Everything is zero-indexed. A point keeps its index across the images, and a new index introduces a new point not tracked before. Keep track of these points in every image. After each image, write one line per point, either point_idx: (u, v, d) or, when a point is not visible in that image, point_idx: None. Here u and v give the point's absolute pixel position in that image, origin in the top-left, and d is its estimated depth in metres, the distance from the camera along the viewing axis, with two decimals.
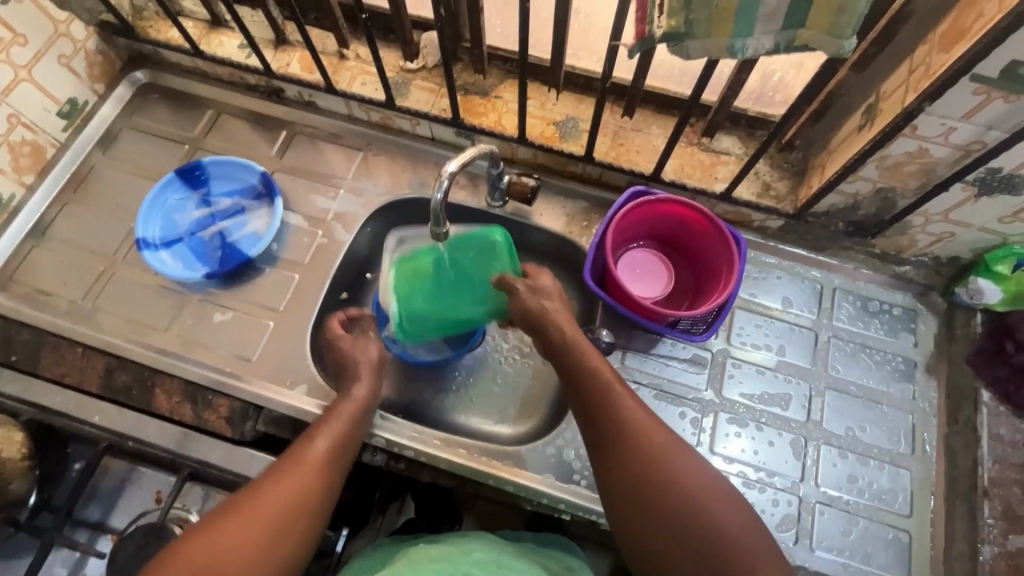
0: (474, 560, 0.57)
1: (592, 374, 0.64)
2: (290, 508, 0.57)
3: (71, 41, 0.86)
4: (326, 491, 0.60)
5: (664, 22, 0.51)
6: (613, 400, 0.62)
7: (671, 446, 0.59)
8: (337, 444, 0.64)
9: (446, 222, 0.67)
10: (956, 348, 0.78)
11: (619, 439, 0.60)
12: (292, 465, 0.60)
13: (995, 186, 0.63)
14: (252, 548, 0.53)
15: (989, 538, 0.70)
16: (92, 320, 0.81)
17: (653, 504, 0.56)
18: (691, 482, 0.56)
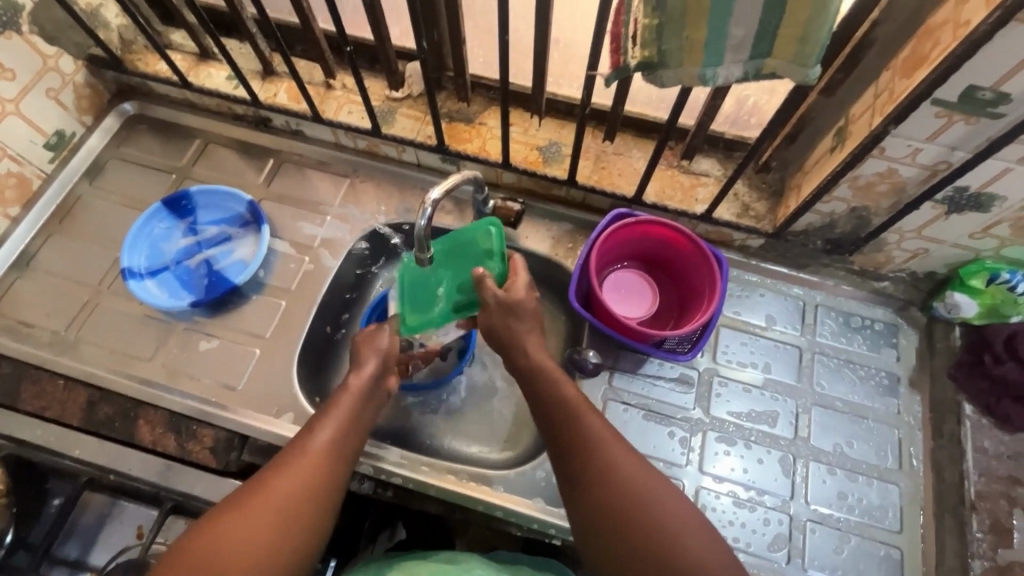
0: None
1: (561, 400, 0.64)
2: (291, 521, 0.54)
3: (60, 74, 0.87)
4: (331, 483, 0.58)
5: (637, 52, 0.53)
6: (579, 422, 0.62)
7: (636, 467, 0.59)
8: (337, 448, 0.61)
9: (429, 249, 0.68)
10: (938, 362, 0.79)
11: (580, 461, 0.60)
12: (291, 469, 0.57)
13: (964, 204, 0.65)
14: (256, 547, 0.52)
15: (979, 552, 0.69)
16: (74, 351, 0.80)
17: (619, 525, 0.56)
18: (656, 500, 0.57)
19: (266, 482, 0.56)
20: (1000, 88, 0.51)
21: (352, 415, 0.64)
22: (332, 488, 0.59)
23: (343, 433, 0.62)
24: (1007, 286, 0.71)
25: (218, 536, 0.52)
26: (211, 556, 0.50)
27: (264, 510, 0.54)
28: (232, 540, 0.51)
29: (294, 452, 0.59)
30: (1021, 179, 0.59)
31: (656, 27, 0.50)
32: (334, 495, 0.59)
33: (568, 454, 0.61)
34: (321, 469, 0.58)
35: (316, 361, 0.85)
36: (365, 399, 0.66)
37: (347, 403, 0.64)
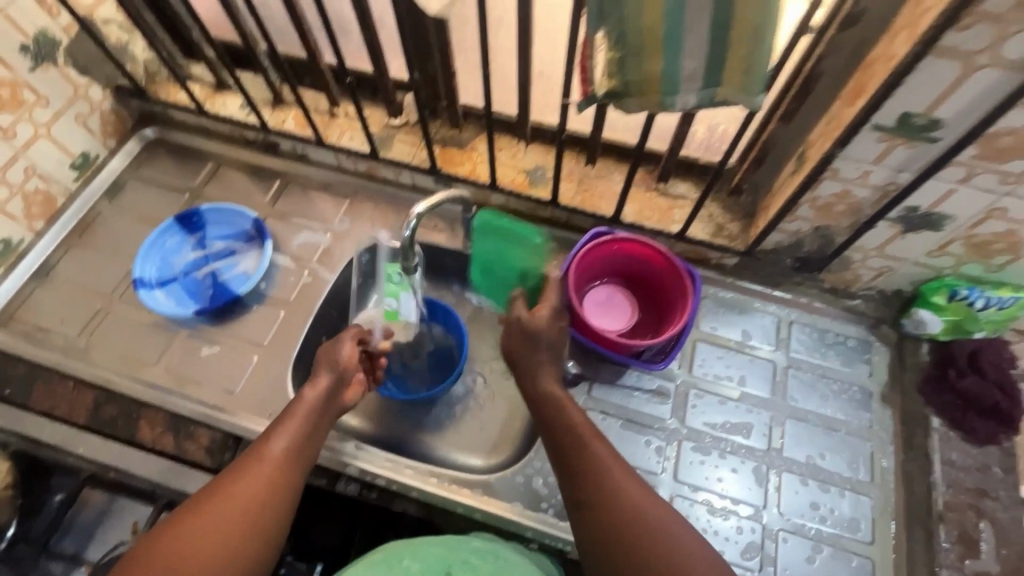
0: (472, 547, 0.65)
1: (569, 426, 0.68)
2: (243, 527, 0.59)
3: (89, 102, 0.95)
4: (283, 490, 0.63)
5: (604, 82, 0.59)
6: (589, 450, 0.66)
7: (637, 489, 0.63)
8: (292, 456, 0.66)
9: (414, 255, 0.73)
10: (908, 376, 0.81)
11: (592, 487, 0.63)
12: (247, 477, 0.62)
13: (917, 223, 0.69)
14: (214, 552, 0.57)
15: (947, 563, 0.69)
16: (84, 355, 0.86)
17: (631, 550, 0.59)
18: (665, 527, 0.60)
19: (223, 489, 0.61)
20: (931, 114, 0.56)
21: (308, 424, 0.69)
22: (285, 495, 0.63)
23: (297, 443, 0.67)
24: (967, 302, 0.75)
25: (177, 541, 0.57)
26: (175, 556, 0.56)
27: (219, 517, 0.59)
28: (189, 545, 0.57)
29: (251, 460, 0.64)
30: (965, 199, 0.63)
31: (618, 60, 0.57)
32: (287, 501, 0.64)
33: (574, 476, 0.65)
34: (275, 477, 0.63)
35: (310, 369, 0.89)
36: (319, 408, 0.70)
37: (302, 413, 0.69)
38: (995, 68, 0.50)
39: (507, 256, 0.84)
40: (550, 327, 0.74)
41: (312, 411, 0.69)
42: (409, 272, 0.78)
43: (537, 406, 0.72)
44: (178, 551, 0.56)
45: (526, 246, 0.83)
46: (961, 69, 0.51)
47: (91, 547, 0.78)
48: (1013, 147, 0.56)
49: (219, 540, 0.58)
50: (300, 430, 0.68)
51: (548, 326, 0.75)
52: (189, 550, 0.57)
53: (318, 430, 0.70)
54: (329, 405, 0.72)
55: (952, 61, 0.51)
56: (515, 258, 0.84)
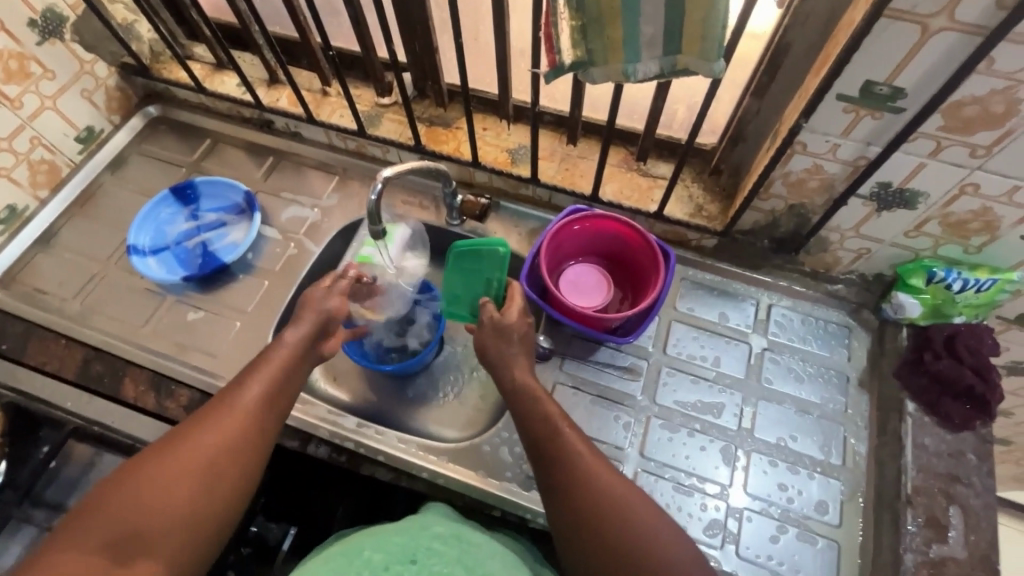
0: (433, 535, 0.61)
1: (545, 418, 0.67)
2: (211, 483, 0.60)
3: (94, 78, 0.99)
4: (255, 440, 0.64)
5: (570, 52, 0.60)
6: (562, 440, 0.65)
7: (611, 479, 0.63)
8: (263, 412, 0.65)
9: (381, 221, 0.75)
10: (886, 361, 0.80)
11: (567, 479, 0.63)
12: (216, 429, 0.62)
13: (891, 201, 0.68)
14: (184, 496, 0.58)
15: (912, 546, 0.67)
16: (77, 316, 0.89)
17: (603, 540, 0.59)
18: (635, 517, 0.60)
19: (191, 441, 0.61)
20: (893, 82, 0.55)
21: (282, 380, 0.68)
22: (254, 452, 0.63)
23: (271, 400, 0.66)
24: (945, 284, 0.73)
25: (139, 491, 0.57)
26: (144, 498, 0.57)
27: (186, 470, 0.59)
28: (153, 494, 0.57)
29: (222, 412, 0.63)
30: (937, 174, 0.63)
31: (581, 28, 0.58)
32: (257, 448, 0.64)
33: (549, 468, 0.65)
34: (247, 426, 0.63)
35: None
36: (297, 358, 0.70)
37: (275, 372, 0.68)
38: (953, 31, 0.50)
39: (472, 265, 0.80)
40: (522, 323, 0.74)
41: (285, 366, 0.69)
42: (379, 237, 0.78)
43: (513, 397, 0.71)
44: (142, 501, 0.56)
45: (489, 256, 0.78)
46: (919, 34, 0.51)
47: (71, 497, 0.81)
48: (978, 118, 0.55)
49: (184, 492, 0.58)
50: (272, 386, 0.67)
51: (517, 317, 0.74)
52: (160, 494, 0.57)
53: (291, 386, 0.69)
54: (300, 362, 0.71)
55: (908, 25, 0.50)
56: (481, 267, 0.80)
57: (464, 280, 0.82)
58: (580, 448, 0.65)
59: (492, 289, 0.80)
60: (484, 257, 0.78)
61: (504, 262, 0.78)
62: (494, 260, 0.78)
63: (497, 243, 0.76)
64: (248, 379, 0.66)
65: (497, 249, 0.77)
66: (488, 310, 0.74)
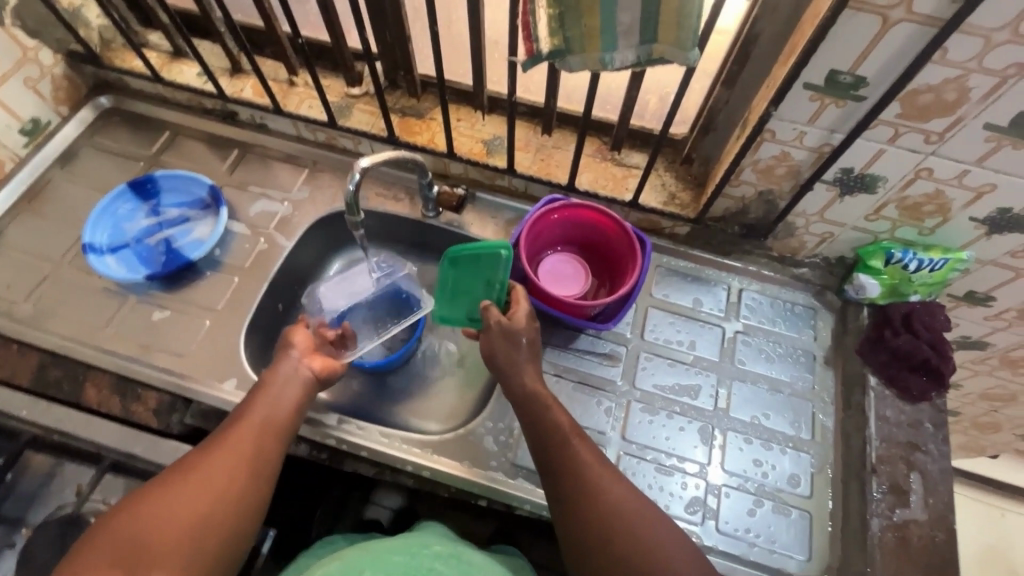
0: (434, 554, 0.63)
1: (551, 427, 0.69)
2: (216, 510, 0.59)
3: (39, 66, 0.94)
4: (263, 455, 0.65)
5: (548, 40, 0.61)
6: (572, 450, 0.67)
7: (616, 486, 0.65)
8: (264, 438, 0.66)
9: (361, 212, 0.74)
10: (849, 339, 0.84)
11: (573, 485, 0.65)
12: (219, 456, 0.62)
13: (853, 186, 0.72)
14: (195, 508, 0.58)
15: (877, 511, 0.70)
16: (29, 319, 0.84)
17: (607, 542, 0.61)
18: (640, 524, 0.62)
19: (194, 470, 0.61)
20: (856, 72, 0.58)
21: (282, 406, 0.70)
22: (263, 467, 0.64)
23: (272, 427, 0.67)
24: (902, 264, 0.77)
25: (141, 521, 0.56)
26: (155, 513, 0.57)
27: (189, 498, 0.58)
28: (161, 513, 0.57)
29: (225, 441, 0.64)
30: (895, 160, 0.66)
31: (558, 16, 0.58)
32: (266, 464, 0.65)
33: (558, 476, 0.67)
34: (254, 442, 0.65)
35: (264, 334, 0.89)
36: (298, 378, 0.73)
37: (274, 399, 0.69)
38: (911, 22, 0.52)
39: (470, 269, 0.79)
40: (528, 328, 0.76)
41: (283, 391, 0.71)
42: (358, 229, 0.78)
43: (522, 402, 0.72)
44: (154, 515, 0.56)
45: (490, 260, 0.77)
46: (880, 25, 0.53)
47: (31, 511, 0.73)
48: (932, 105, 0.59)
49: (189, 521, 0.57)
50: (272, 413, 0.68)
51: (523, 321, 0.76)
52: (168, 509, 0.57)
53: (290, 412, 0.70)
54: (297, 387, 0.72)
55: (869, 16, 0.53)
56: (482, 271, 0.79)
57: (461, 282, 0.82)
58: (588, 457, 0.67)
59: (494, 292, 0.80)
60: (485, 261, 0.77)
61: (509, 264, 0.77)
62: (496, 264, 0.77)
63: (501, 244, 0.75)
64: (252, 401, 0.69)
65: (500, 250, 0.75)
66: (494, 314, 0.76)
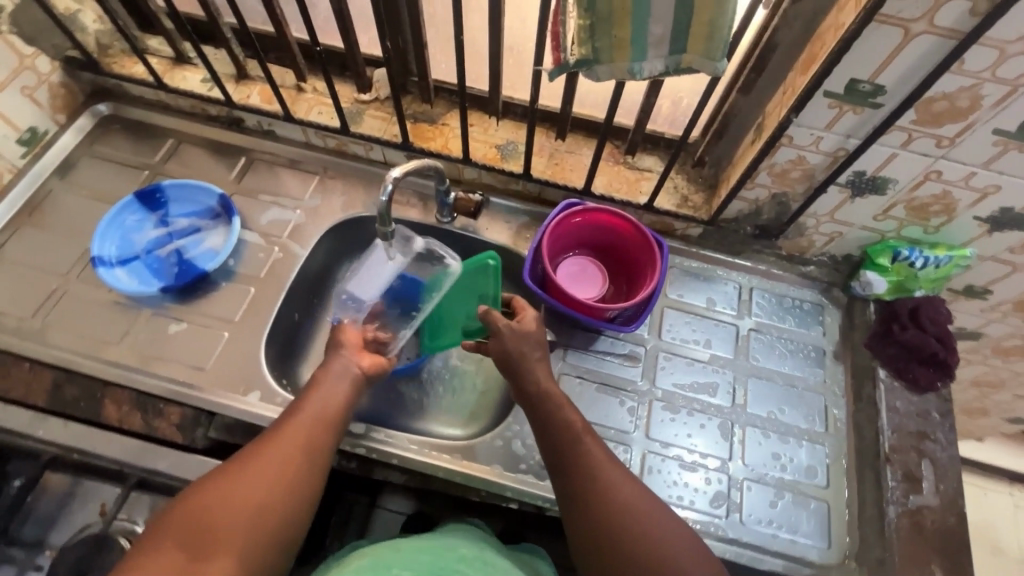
0: (460, 556, 0.64)
1: (562, 427, 0.70)
2: (271, 505, 0.60)
3: (36, 74, 0.91)
4: (315, 451, 0.65)
5: (576, 50, 0.62)
6: (583, 450, 0.68)
7: (626, 486, 0.66)
8: (317, 432, 0.66)
9: (391, 223, 0.73)
10: (857, 334, 0.87)
11: (582, 483, 0.66)
12: (273, 448, 0.63)
13: (864, 188, 0.74)
14: (252, 502, 0.59)
15: (893, 498, 0.74)
16: (41, 336, 0.82)
17: (615, 542, 0.63)
18: (649, 524, 0.63)
19: (248, 464, 0.62)
20: (876, 81, 0.60)
21: (334, 402, 0.70)
22: (316, 463, 0.65)
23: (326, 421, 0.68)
24: (908, 262, 0.81)
25: (202, 512, 0.57)
26: (214, 506, 0.58)
27: (246, 488, 0.60)
28: (219, 506, 0.58)
29: (279, 436, 0.65)
30: (906, 163, 0.69)
31: (588, 27, 0.59)
32: (318, 459, 0.65)
33: (568, 475, 0.68)
34: (307, 440, 0.65)
35: (282, 344, 0.88)
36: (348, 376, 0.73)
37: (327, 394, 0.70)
38: (932, 35, 0.55)
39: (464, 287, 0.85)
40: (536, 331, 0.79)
41: (334, 388, 0.71)
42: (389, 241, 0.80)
43: (536, 399, 0.73)
44: (214, 507, 0.58)
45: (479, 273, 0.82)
46: (901, 37, 0.56)
47: (55, 532, 0.73)
48: (946, 112, 0.61)
49: (245, 510, 0.58)
50: (326, 408, 0.69)
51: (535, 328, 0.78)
52: (226, 503, 0.58)
53: (342, 407, 0.71)
54: (347, 385, 0.73)
55: (892, 28, 0.55)
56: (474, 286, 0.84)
57: (461, 302, 0.87)
58: (600, 457, 0.68)
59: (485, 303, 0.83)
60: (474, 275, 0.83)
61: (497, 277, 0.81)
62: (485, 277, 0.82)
63: (486, 255, 0.81)
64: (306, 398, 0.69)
65: (489, 262, 0.81)
66: (496, 319, 0.76)
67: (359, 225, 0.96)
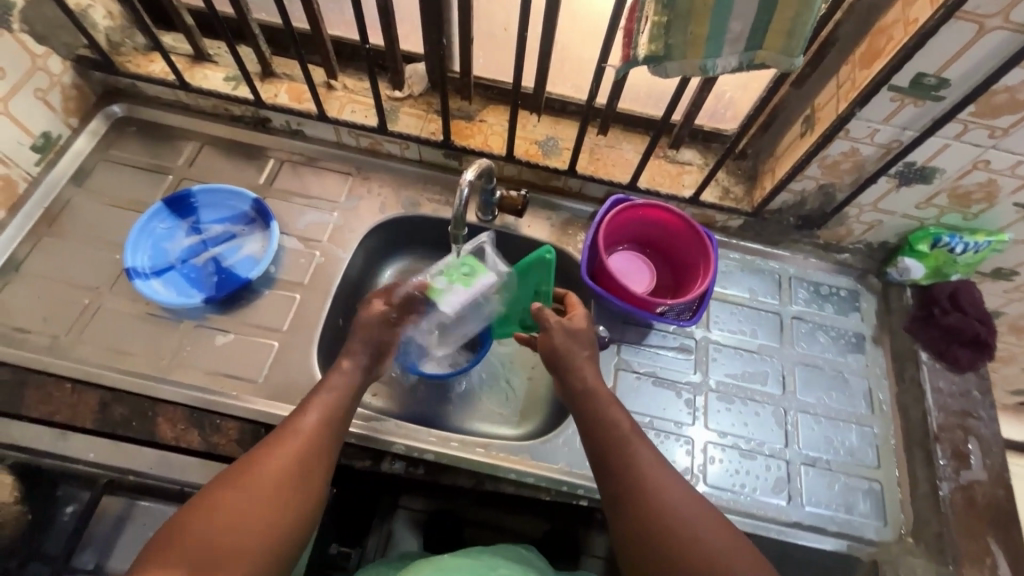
0: None
1: (608, 423, 0.68)
2: (274, 519, 0.57)
3: (48, 75, 0.85)
4: (317, 461, 0.62)
5: (647, 45, 0.60)
6: (628, 444, 0.66)
7: (670, 482, 0.64)
8: (321, 440, 0.64)
9: (463, 225, 0.74)
10: (895, 318, 0.91)
11: (627, 479, 0.64)
12: (276, 455, 0.60)
13: (912, 178, 0.76)
14: (254, 516, 0.56)
15: (945, 475, 0.78)
16: (79, 354, 0.78)
17: (659, 538, 0.60)
18: (690, 522, 0.61)
19: (251, 475, 0.58)
20: (942, 74, 0.62)
21: (336, 411, 0.67)
22: (317, 474, 0.62)
23: (328, 427, 0.65)
24: (948, 248, 0.84)
25: (204, 528, 0.54)
26: (218, 520, 0.55)
27: (251, 500, 0.57)
28: (221, 521, 0.55)
29: (278, 446, 0.61)
30: (957, 153, 0.71)
31: (665, 24, 0.58)
32: (320, 470, 0.62)
33: (610, 470, 0.65)
34: (309, 451, 0.62)
35: (330, 350, 0.86)
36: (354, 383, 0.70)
37: (328, 400, 0.67)
38: (1005, 30, 0.57)
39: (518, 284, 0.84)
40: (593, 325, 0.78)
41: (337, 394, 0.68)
42: (457, 243, 0.80)
43: (577, 396, 0.72)
44: (216, 521, 0.55)
45: (534, 268, 0.80)
46: (975, 32, 0.58)
47: (114, 557, 0.71)
48: (1005, 104, 0.63)
49: (249, 522, 0.56)
50: (327, 413, 0.66)
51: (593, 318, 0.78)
52: (229, 517, 0.55)
53: (345, 411, 0.68)
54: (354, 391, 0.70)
55: (967, 24, 0.57)
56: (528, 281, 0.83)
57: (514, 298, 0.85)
58: (644, 452, 0.66)
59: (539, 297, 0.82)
60: (530, 272, 0.81)
61: (551, 270, 0.79)
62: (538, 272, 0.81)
63: (541, 251, 0.78)
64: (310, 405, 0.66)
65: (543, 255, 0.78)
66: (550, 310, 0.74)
67: (398, 226, 0.95)
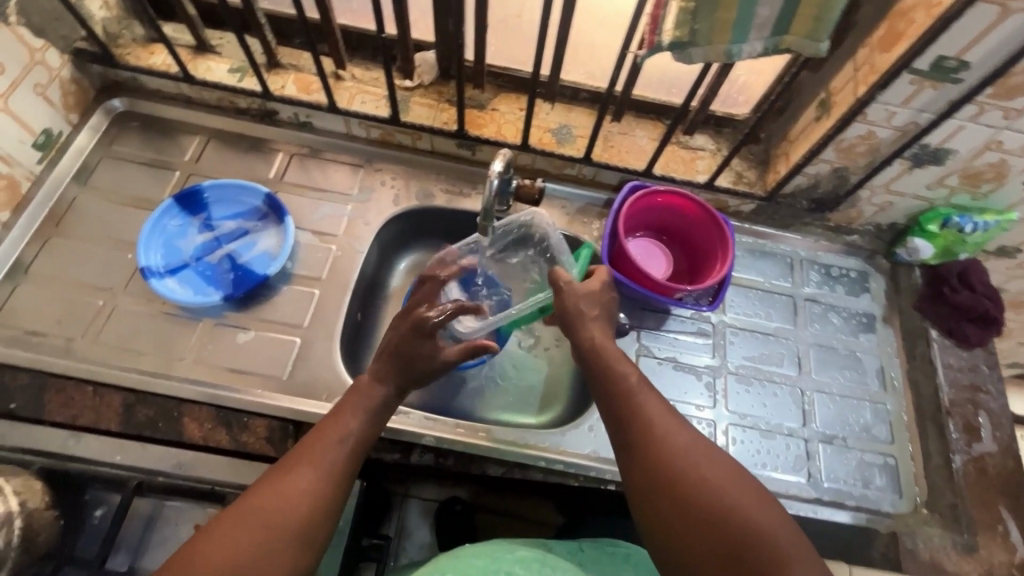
0: (518, 558, 0.61)
1: (616, 379, 0.67)
2: (283, 515, 0.55)
3: (47, 69, 0.82)
4: (331, 462, 0.60)
5: (672, 32, 0.60)
6: (638, 399, 0.64)
7: (683, 435, 0.61)
8: (339, 445, 0.62)
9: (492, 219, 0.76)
10: (904, 298, 0.93)
11: (638, 433, 0.62)
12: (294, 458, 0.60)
13: (926, 159, 0.77)
14: (265, 515, 0.55)
15: (958, 448, 0.81)
16: (97, 358, 0.77)
17: (672, 489, 0.57)
18: (704, 472, 0.58)
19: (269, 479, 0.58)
20: (962, 57, 0.63)
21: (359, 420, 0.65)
22: (328, 471, 0.60)
23: (350, 436, 0.64)
24: (958, 228, 0.85)
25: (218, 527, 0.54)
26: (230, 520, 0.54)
27: (265, 501, 0.56)
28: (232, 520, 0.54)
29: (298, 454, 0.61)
30: (971, 135, 0.72)
31: (691, 10, 0.58)
32: (332, 469, 0.60)
33: (622, 427, 0.64)
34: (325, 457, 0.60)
35: (351, 345, 0.86)
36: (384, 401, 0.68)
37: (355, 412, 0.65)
38: None
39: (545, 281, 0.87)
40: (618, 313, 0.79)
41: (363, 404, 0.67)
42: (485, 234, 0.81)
43: (590, 357, 0.71)
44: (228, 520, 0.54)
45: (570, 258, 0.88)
46: (998, 14, 0.59)
47: (146, 555, 0.70)
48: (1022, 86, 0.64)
49: (258, 517, 0.54)
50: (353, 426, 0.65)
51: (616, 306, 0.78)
52: (241, 515, 0.55)
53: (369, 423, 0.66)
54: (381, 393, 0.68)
55: (990, 7, 0.58)
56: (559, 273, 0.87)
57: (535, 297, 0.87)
58: (657, 410, 0.64)
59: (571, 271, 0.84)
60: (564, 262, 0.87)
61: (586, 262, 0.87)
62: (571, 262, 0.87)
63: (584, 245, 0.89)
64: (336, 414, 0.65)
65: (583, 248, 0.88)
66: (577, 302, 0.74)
67: (412, 217, 0.94)
